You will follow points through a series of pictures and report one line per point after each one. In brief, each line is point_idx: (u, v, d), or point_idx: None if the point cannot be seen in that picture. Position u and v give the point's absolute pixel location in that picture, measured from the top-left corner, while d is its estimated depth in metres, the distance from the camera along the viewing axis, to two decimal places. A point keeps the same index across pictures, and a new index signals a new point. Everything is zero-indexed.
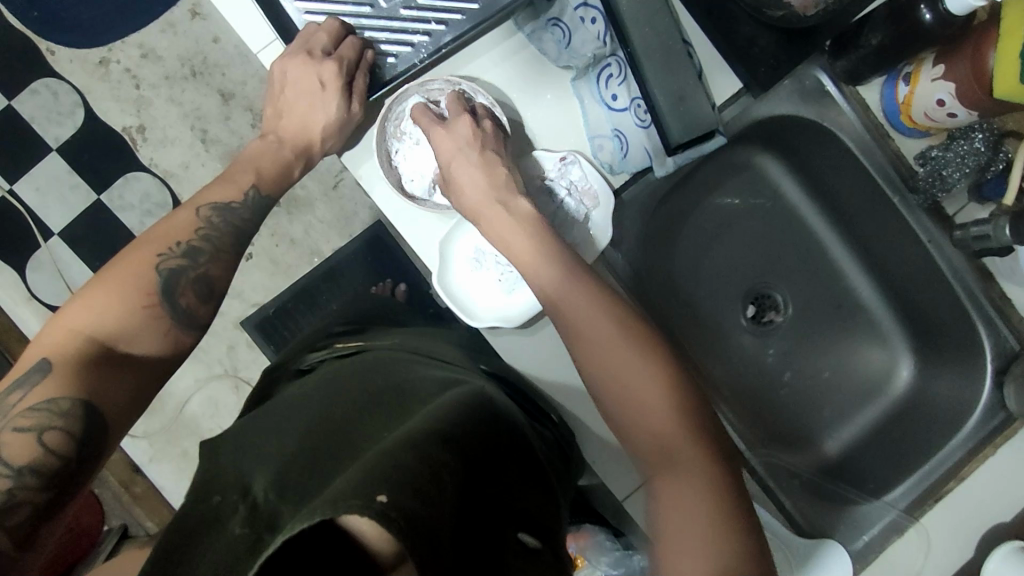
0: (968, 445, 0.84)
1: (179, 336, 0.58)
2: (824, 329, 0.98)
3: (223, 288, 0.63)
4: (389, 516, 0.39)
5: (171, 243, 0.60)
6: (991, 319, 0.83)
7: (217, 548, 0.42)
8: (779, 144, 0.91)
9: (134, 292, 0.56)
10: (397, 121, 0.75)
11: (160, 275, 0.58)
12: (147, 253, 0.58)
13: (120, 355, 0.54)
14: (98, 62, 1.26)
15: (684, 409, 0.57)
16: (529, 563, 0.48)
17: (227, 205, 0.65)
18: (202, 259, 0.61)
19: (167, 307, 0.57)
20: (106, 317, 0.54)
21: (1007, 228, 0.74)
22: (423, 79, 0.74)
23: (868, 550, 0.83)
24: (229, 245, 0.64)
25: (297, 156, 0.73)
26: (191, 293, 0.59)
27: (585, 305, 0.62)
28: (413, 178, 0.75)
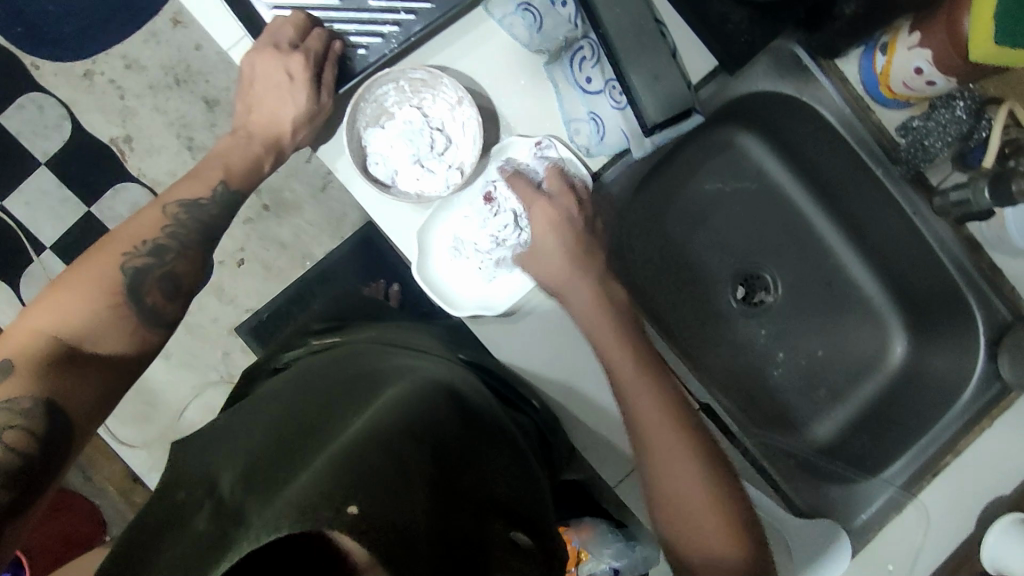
0: (964, 418, 0.83)
1: (148, 335, 0.58)
2: (816, 307, 0.97)
3: (191, 287, 0.62)
4: (356, 524, 0.41)
5: (138, 242, 0.60)
6: (981, 289, 0.82)
7: (183, 546, 0.42)
8: (759, 122, 0.91)
9: (97, 292, 0.56)
10: (373, 105, 0.72)
11: (125, 274, 0.57)
12: (113, 252, 0.58)
13: (86, 354, 0.54)
14: (83, 74, 1.26)
15: (669, 405, 0.67)
16: (522, 563, 0.48)
17: (195, 201, 0.65)
18: (169, 256, 0.61)
19: (133, 306, 0.57)
20: (69, 318, 0.54)
21: (984, 191, 0.73)
22: (407, 67, 0.71)
23: (867, 528, 0.82)
24: (198, 240, 0.63)
25: (266, 150, 0.72)
26: (158, 291, 0.59)
27: (592, 317, 0.71)
28: (379, 162, 0.72)
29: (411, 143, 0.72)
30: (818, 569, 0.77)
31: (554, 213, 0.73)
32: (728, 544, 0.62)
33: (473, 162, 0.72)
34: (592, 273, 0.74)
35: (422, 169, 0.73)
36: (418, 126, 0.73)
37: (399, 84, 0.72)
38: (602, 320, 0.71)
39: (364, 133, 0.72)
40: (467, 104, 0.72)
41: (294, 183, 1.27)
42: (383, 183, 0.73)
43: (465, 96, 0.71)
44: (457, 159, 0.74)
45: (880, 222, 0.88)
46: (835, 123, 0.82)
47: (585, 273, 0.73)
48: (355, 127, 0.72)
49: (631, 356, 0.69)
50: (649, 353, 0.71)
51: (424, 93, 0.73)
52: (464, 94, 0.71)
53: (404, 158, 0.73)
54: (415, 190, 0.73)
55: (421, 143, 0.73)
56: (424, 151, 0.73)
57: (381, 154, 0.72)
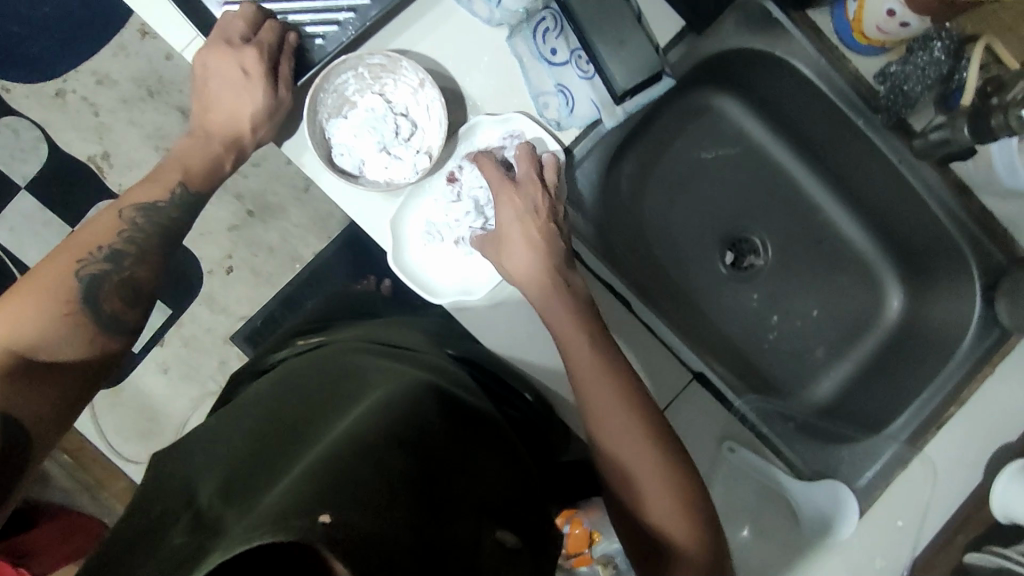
0: (965, 367, 0.81)
1: (106, 342, 0.59)
2: (807, 265, 0.95)
3: (152, 291, 0.63)
4: (335, 539, 0.36)
5: (93, 249, 0.60)
6: (974, 233, 0.79)
7: (157, 561, 0.40)
8: (736, 83, 0.89)
9: (52, 301, 0.57)
10: (334, 93, 0.71)
11: (81, 282, 0.58)
12: (68, 259, 0.59)
13: (44, 364, 0.55)
14: (54, 93, 1.23)
15: (630, 394, 0.63)
16: (506, 563, 0.46)
17: (153, 204, 0.65)
18: (127, 262, 0.61)
19: (90, 314, 0.58)
20: (25, 329, 0.55)
21: (963, 127, 0.71)
22: (364, 53, 0.69)
23: (873, 487, 0.80)
24: (157, 242, 0.64)
25: (226, 149, 0.71)
26: (116, 297, 0.59)
27: (548, 299, 0.66)
28: (344, 152, 0.71)
29: (375, 131, 0.71)
30: (832, 539, 0.79)
31: (517, 196, 0.68)
32: (693, 544, 0.61)
33: (440, 145, 0.70)
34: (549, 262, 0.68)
35: (388, 156, 0.72)
36: (381, 113, 0.71)
37: (358, 71, 0.70)
38: (562, 318, 0.65)
39: (327, 123, 0.71)
40: (429, 86, 0.70)
41: (277, 186, 1.25)
42: (350, 174, 0.72)
43: (426, 78, 0.70)
44: (425, 143, 0.72)
45: (868, 173, 0.86)
46: (811, 75, 0.79)
47: (540, 263, 0.67)
48: (316, 118, 0.70)
49: (598, 355, 0.64)
50: (610, 353, 0.65)
51: (384, 78, 0.71)
52: (425, 76, 0.69)
53: (369, 147, 0.72)
54: (383, 178, 0.72)
55: (385, 130, 0.71)
56: (389, 138, 0.72)
57: (346, 145, 0.71)
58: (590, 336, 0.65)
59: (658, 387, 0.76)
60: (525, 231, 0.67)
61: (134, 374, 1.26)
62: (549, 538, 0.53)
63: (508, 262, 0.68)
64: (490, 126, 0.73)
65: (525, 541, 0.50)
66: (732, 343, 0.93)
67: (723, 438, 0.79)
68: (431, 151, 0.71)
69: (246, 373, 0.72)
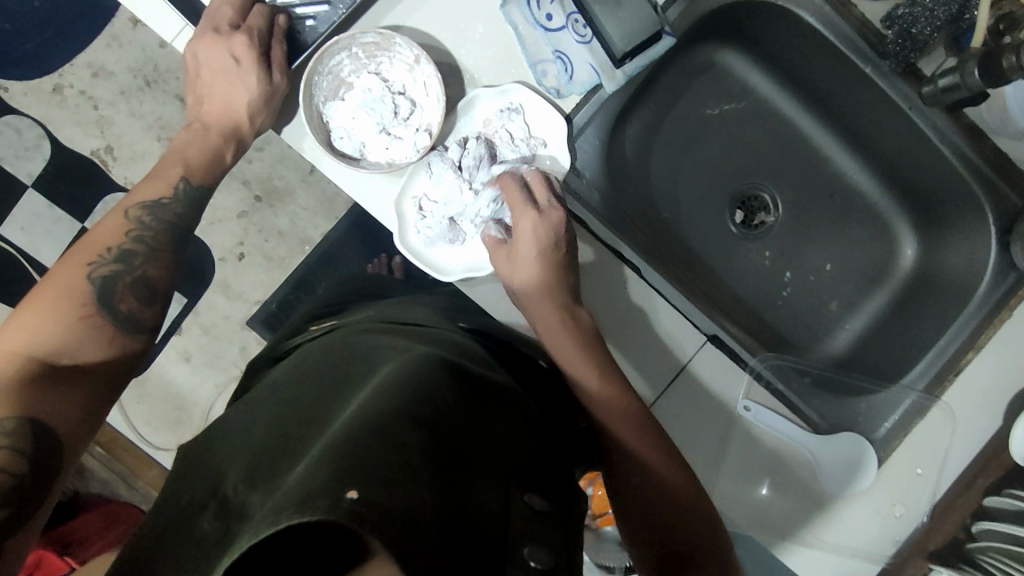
0: (981, 313, 0.81)
1: (125, 343, 0.60)
2: (819, 220, 0.94)
3: (166, 288, 0.64)
4: (360, 513, 0.35)
5: (103, 250, 0.61)
6: (988, 179, 0.78)
7: (191, 549, 0.41)
8: (739, 37, 0.86)
9: (68, 307, 0.57)
10: (328, 74, 0.70)
11: (95, 284, 0.59)
12: (80, 264, 0.60)
13: (69, 368, 0.55)
14: (53, 89, 1.22)
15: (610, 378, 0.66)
16: (539, 522, 0.46)
17: (158, 201, 0.66)
18: (137, 261, 0.62)
19: (106, 315, 0.59)
20: (47, 335, 0.56)
21: (974, 72, 0.68)
22: (356, 32, 0.68)
23: (891, 437, 0.81)
24: (167, 240, 0.65)
25: (225, 139, 0.71)
26: (131, 297, 0.60)
27: (540, 304, 0.69)
28: (343, 135, 0.71)
29: (373, 112, 0.70)
30: (852, 490, 0.80)
31: (537, 221, 0.70)
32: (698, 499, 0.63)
33: (439, 122, 0.70)
34: (557, 293, 0.70)
35: (388, 137, 0.71)
36: (378, 93, 0.71)
37: (352, 51, 0.69)
38: (560, 335, 0.68)
39: (325, 106, 0.70)
40: (425, 63, 0.69)
41: (281, 169, 1.24)
42: (351, 157, 0.71)
43: (421, 55, 0.68)
44: (425, 120, 0.71)
45: (878, 121, 0.84)
46: (815, 24, 0.77)
47: (547, 292, 0.69)
48: (312, 102, 0.69)
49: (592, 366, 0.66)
50: (604, 357, 0.68)
51: (379, 56, 0.71)
52: (420, 53, 0.68)
53: (367, 129, 0.71)
54: (385, 160, 0.72)
55: (384, 110, 0.71)
56: (389, 118, 0.71)
57: (346, 128, 0.71)
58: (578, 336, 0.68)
59: (670, 351, 0.76)
60: (537, 256, 0.69)
61: (157, 363, 1.27)
62: (575, 501, 0.54)
63: (517, 282, 0.70)
64: (488, 98, 0.71)
65: (552, 504, 0.50)
66: (748, 304, 0.92)
67: (741, 398, 0.79)
68: (431, 129, 0.71)
69: (263, 361, 0.73)
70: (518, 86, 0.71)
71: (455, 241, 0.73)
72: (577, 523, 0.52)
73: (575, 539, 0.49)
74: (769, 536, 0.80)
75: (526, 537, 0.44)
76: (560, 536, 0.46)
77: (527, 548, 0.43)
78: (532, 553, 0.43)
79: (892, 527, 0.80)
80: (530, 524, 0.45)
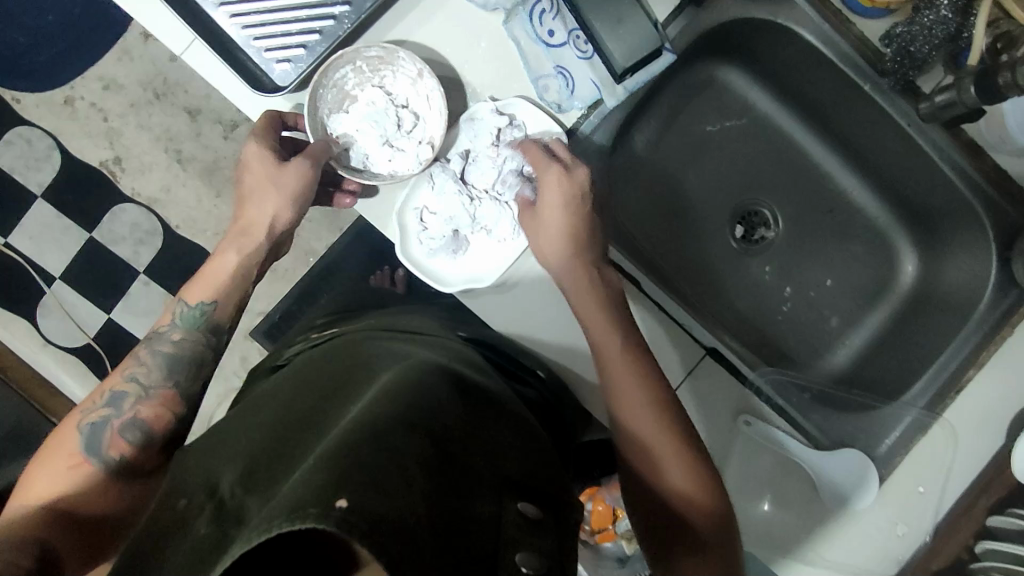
0: (981, 332, 0.81)
1: (124, 489, 0.60)
2: (820, 235, 0.95)
3: (162, 426, 0.62)
4: (350, 522, 0.35)
5: (98, 396, 0.63)
6: (989, 195, 0.78)
7: (185, 550, 0.41)
8: (740, 53, 0.87)
9: (60, 456, 0.59)
10: (333, 86, 0.71)
11: (84, 433, 0.60)
12: (76, 414, 0.62)
13: (69, 513, 0.57)
14: (64, 101, 1.24)
15: (631, 355, 0.66)
16: (533, 532, 0.46)
17: (158, 332, 0.66)
18: (130, 403, 0.62)
19: (99, 462, 0.59)
20: (50, 486, 0.58)
21: (971, 88, 0.69)
22: (361, 46, 0.69)
23: (892, 453, 0.80)
24: (162, 378, 0.64)
25: (241, 252, 0.68)
26: (120, 441, 0.60)
27: (568, 269, 0.68)
28: (347, 148, 0.72)
29: (376, 124, 0.71)
30: (852, 508, 0.79)
31: (562, 181, 0.68)
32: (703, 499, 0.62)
33: (442, 135, 0.71)
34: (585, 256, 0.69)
35: (391, 149, 0.72)
36: (381, 107, 0.72)
37: (357, 65, 0.71)
38: (586, 301, 0.68)
39: (328, 117, 0.71)
40: (428, 77, 0.70)
41: None
42: (353, 168, 0.72)
43: (424, 69, 0.69)
44: (427, 133, 0.72)
45: (876, 137, 0.85)
46: (815, 41, 0.78)
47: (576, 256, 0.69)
48: (316, 112, 0.70)
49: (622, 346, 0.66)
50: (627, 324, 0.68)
51: (383, 70, 0.72)
52: (423, 66, 0.69)
53: (370, 142, 0.72)
54: (387, 171, 0.72)
55: (387, 122, 0.72)
56: (392, 130, 0.72)
57: (352, 138, 0.72)
58: (605, 305, 0.68)
59: (672, 363, 0.76)
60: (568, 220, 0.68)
61: None
62: (572, 511, 0.54)
63: (545, 250, 0.69)
64: (489, 113, 0.72)
65: (548, 511, 0.50)
66: (747, 319, 0.93)
67: (742, 412, 0.78)
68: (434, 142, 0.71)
69: (265, 367, 0.73)
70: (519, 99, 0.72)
71: (457, 252, 0.73)
72: (574, 532, 0.52)
73: (571, 547, 0.49)
74: (771, 553, 0.79)
75: (519, 544, 0.44)
76: (554, 544, 0.46)
77: (519, 554, 0.43)
78: (523, 559, 0.43)
79: (894, 547, 0.80)
80: (524, 532, 0.46)
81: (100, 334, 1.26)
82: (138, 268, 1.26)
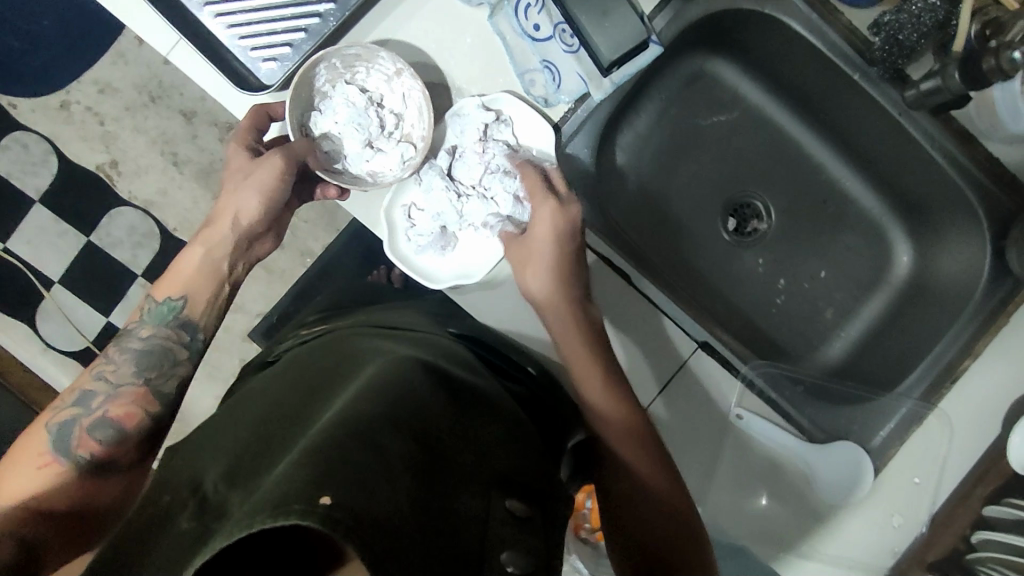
0: (975, 322, 0.80)
1: (101, 486, 0.60)
2: (813, 226, 0.94)
3: (135, 422, 0.61)
4: (334, 517, 0.34)
5: (65, 396, 0.61)
6: (982, 184, 0.78)
7: (168, 545, 0.41)
8: (731, 46, 0.87)
9: (30, 457, 0.58)
10: (310, 85, 0.69)
11: (52, 432, 0.59)
12: (43, 415, 0.61)
13: (44, 512, 0.56)
14: (60, 105, 1.24)
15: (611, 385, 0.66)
16: (519, 529, 0.46)
17: (128, 328, 0.65)
18: (99, 401, 0.61)
19: (69, 461, 0.59)
20: (22, 486, 0.57)
21: (955, 74, 0.69)
22: (341, 46, 0.68)
23: (887, 445, 0.80)
24: (133, 375, 0.63)
25: (207, 247, 0.68)
26: (91, 439, 0.60)
27: (551, 300, 0.68)
28: (325, 148, 0.72)
29: (357, 126, 0.71)
30: (849, 503, 0.79)
31: (559, 214, 0.68)
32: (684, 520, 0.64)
33: (425, 134, 0.71)
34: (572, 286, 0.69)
35: (372, 150, 0.72)
36: (360, 107, 0.71)
37: (332, 63, 0.69)
38: (567, 329, 0.68)
39: (306, 116, 0.71)
40: (407, 76, 0.70)
41: None
42: (334, 169, 0.72)
43: (405, 68, 0.69)
44: (405, 132, 0.73)
45: (869, 127, 0.84)
46: (803, 31, 0.77)
47: (561, 286, 0.68)
48: (294, 111, 0.69)
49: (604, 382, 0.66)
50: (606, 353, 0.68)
51: (358, 67, 0.71)
52: (403, 66, 0.69)
53: (348, 142, 0.72)
54: (368, 171, 0.73)
55: (368, 123, 0.72)
56: (373, 131, 0.72)
57: (329, 140, 0.72)
58: (585, 335, 0.68)
59: (664, 358, 0.76)
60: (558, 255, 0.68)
61: None
62: (559, 507, 0.54)
63: (529, 278, 0.69)
64: (476, 109, 0.71)
65: (535, 507, 0.50)
66: (741, 313, 0.92)
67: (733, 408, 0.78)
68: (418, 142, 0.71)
69: (254, 364, 0.73)
70: (506, 94, 0.71)
71: (446, 248, 0.73)
72: (561, 526, 0.52)
73: (557, 542, 0.49)
74: (768, 549, 0.80)
75: (506, 544, 0.44)
76: (539, 541, 0.46)
77: (504, 553, 0.43)
78: (508, 559, 0.43)
79: (890, 538, 0.78)
80: (508, 530, 0.46)
81: (100, 337, 1.26)
82: (136, 270, 1.26)
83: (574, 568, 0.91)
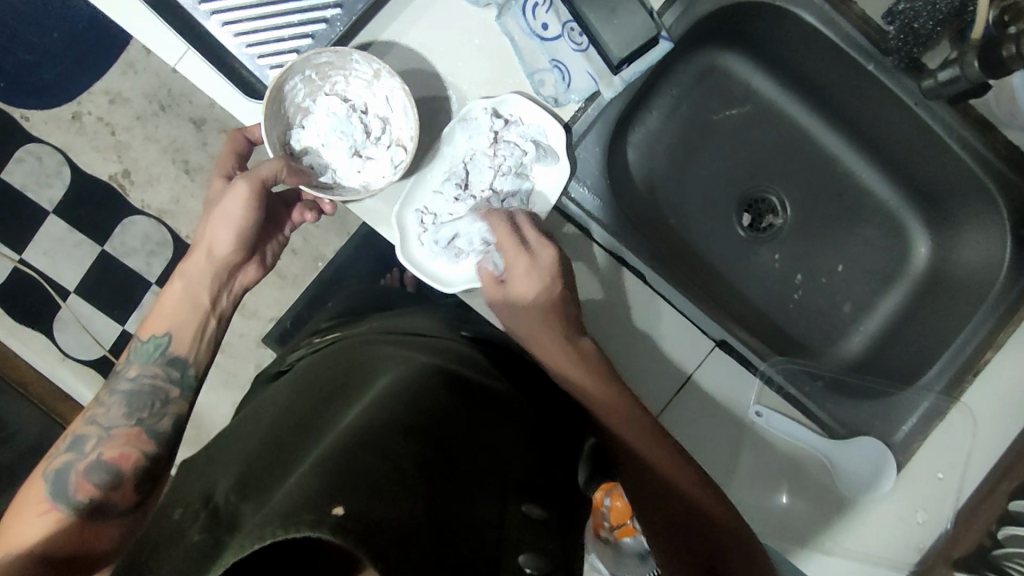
0: (997, 312, 0.79)
1: (98, 530, 0.60)
2: (826, 220, 0.93)
3: (126, 464, 0.62)
4: (346, 527, 0.34)
5: (60, 444, 0.62)
6: (1001, 173, 0.76)
7: (178, 558, 0.40)
8: (743, 39, 0.86)
9: (30, 505, 0.59)
10: (289, 99, 0.69)
11: (49, 479, 0.60)
12: (41, 464, 0.62)
13: (44, 557, 0.57)
14: (72, 116, 1.25)
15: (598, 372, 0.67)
16: (539, 533, 0.45)
17: (115, 371, 0.67)
18: (91, 445, 0.62)
19: (67, 506, 0.59)
20: (21, 533, 0.58)
21: (974, 62, 0.68)
22: (311, 54, 0.66)
23: (910, 439, 0.79)
24: (125, 417, 0.64)
25: (187, 281, 0.69)
26: (86, 483, 0.60)
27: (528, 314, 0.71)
28: (313, 163, 0.72)
29: (343, 135, 0.72)
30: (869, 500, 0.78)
31: (532, 265, 0.70)
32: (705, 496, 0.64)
33: (410, 135, 0.70)
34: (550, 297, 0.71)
35: (361, 158, 0.73)
36: (343, 115, 0.72)
37: (306, 74, 0.69)
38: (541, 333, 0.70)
39: (293, 133, 0.71)
40: (385, 76, 0.69)
41: None
42: (324, 183, 0.72)
43: (381, 69, 0.68)
44: (394, 136, 0.72)
45: (883, 118, 0.83)
46: (815, 23, 0.76)
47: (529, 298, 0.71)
48: (276, 128, 0.69)
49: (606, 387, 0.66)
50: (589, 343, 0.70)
51: (334, 75, 0.70)
52: (380, 67, 0.67)
53: (333, 153, 0.73)
54: (360, 182, 0.73)
55: (354, 131, 0.72)
56: (360, 139, 0.72)
57: (316, 153, 0.73)
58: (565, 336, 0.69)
59: (682, 355, 0.75)
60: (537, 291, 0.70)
61: None
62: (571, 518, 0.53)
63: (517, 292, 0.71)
64: (483, 111, 0.71)
65: (551, 512, 0.50)
66: (759, 308, 0.91)
67: (751, 404, 0.78)
68: (404, 147, 0.71)
69: (266, 374, 0.74)
70: (516, 95, 0.71)
71: (459, 256, 0.73)
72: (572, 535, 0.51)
73: (573, 549, 0.49)
74: (790, 544, 0.78)
75: (523, 544, 0.44)
76: (558, 543, 0.45)
77: (522, 554, 0.43)
78: (526, 560, 0.42)
79: (912, 534, 0.77)
80: (529, 534, 0.45)
81: (115, 346, 1.27)
82: (150, 279, 1.27)
83: (594, 567, 0.92)
